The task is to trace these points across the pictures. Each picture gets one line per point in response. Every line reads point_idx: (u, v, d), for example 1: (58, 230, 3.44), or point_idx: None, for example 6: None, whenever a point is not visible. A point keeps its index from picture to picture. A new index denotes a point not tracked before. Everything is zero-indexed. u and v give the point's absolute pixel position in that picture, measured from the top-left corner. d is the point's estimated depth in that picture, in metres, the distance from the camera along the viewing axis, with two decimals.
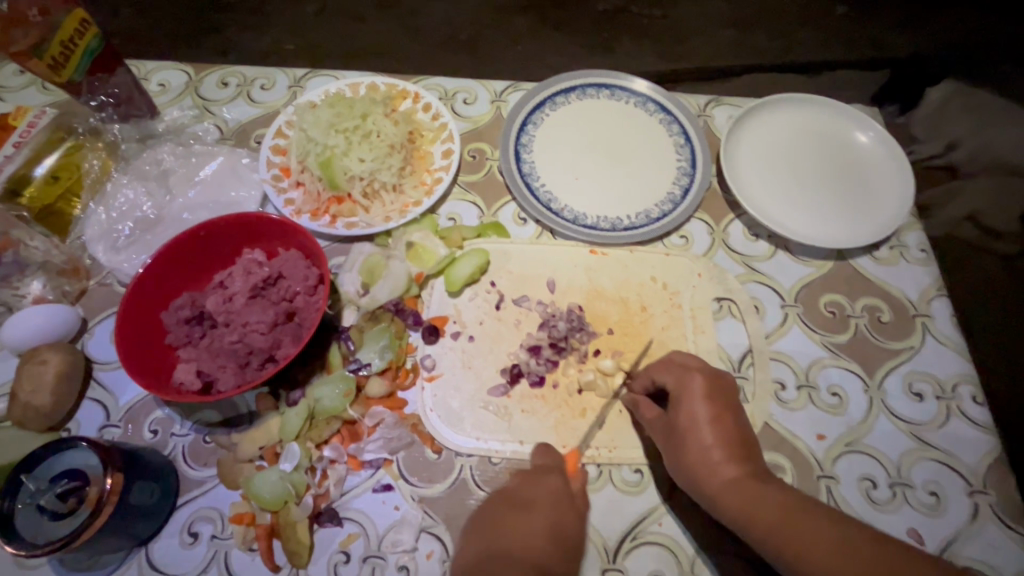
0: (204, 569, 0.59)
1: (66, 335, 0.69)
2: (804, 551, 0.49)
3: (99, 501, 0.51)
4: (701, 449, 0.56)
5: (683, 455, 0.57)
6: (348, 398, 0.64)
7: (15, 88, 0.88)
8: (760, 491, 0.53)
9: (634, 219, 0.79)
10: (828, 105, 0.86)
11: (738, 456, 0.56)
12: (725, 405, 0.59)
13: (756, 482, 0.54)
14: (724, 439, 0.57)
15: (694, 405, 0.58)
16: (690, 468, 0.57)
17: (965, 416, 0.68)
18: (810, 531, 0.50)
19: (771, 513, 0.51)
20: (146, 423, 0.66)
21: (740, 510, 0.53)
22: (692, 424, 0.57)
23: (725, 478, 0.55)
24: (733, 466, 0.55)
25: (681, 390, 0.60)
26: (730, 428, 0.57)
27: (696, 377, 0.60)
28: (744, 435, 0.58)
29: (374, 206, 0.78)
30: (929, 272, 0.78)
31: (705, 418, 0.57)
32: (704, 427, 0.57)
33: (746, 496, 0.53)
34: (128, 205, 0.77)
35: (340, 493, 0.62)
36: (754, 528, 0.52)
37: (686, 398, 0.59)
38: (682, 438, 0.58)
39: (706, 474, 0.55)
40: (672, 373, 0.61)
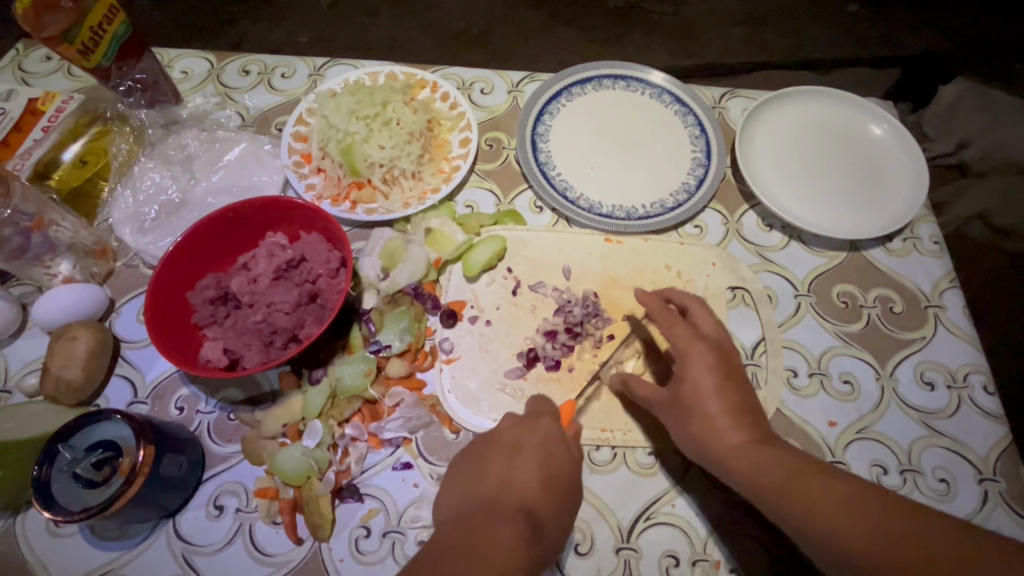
0: (230, 541, 0.60)
1: (95, 313, 0.71)
2: (809, 511, 0.49)
3: (132, 471, 0.53)
4: (707, 418, 0.56)
5: (690, 426, 0.57)
6: (369, 378, 0.65)
7: (43, 73, 0.89)
8: (767, 454, 0.53)
9: (649, 208, 0.80)
10: (844, 97, 0.86)
11: (744, 424, 0.56)
12: (726, 375, 0.58)
13: (762, 448, 0.54)
14: (728, 409, 0.56)
15: (698, 374, 0.57)
16: (699, 438, 0.56)
17: (976, 405, 0.69)
18: (815, 491, 0.50)
19: (777, 479, 0.52)
20: (172, 400, 0.68)
21: (749, 475, 0.53)
22: (696, 397, 0.57)
23: (732, 445, 0.55)
24: (739, 433, 0.55)
25: (681, 361, 0.59)
26: (735, 397, 0.57)
27: (699, 347, 0.59)
28: (752, 403, 0.58)
29: (393, 192, 0.79)
30: (941, 264, 0.79)
31: (709, 386, 0.57)
32: (708, 398, 0.57)
33: (755, 461, 0.53)
34: (154, 188, 0.79)
35: (361, 470, 0.64)
36: (763, 492, 0.52)
37: (688, 369, 0.58)
38: (688, 412, 0.57)
39: (713, 443, 0.56)
40: (676, 341, 0.61)
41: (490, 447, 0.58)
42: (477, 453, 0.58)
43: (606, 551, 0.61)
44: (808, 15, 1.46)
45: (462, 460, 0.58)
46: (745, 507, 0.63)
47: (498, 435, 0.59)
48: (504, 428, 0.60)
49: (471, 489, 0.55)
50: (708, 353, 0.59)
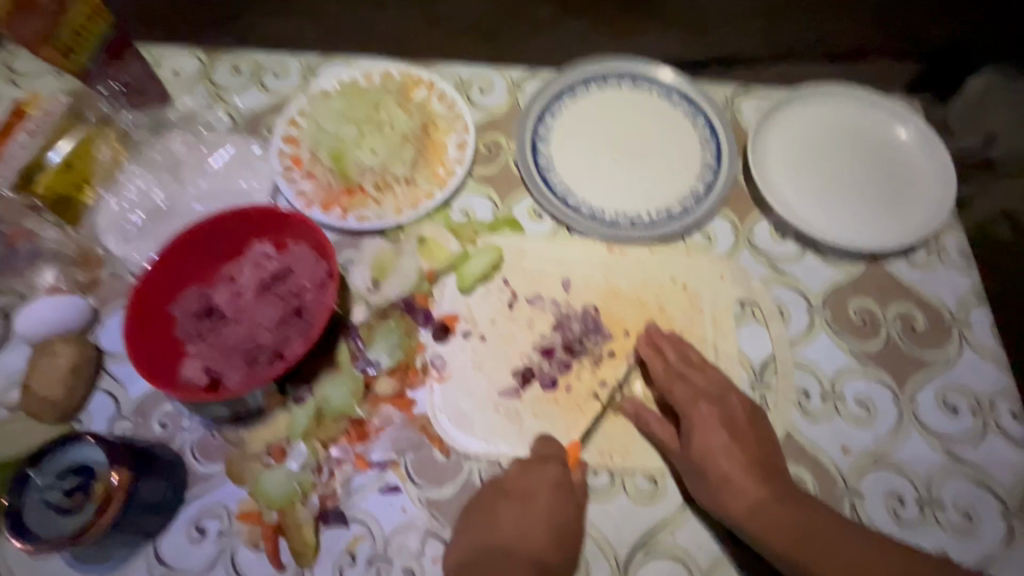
0: (212, 566, 0.58)
1: (79, 326, 0.68)
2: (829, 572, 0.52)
3: (107, 497, 0.51)
4: (722, 477, 0.57)
5: (704, 484, 0.58)
6: (357, 397, 0.63)
7: (32, 74, 0.87)
8: (790, 515, 0.55)
9: (654, 216, 0.76)
10: (868, 98, 0.81)
11: (760, 480, 0.57)
12: (736, 434, 0.59)
13: (780, 508, 0.56)
14: (742, 469, 0.57)
15: (708, 434, 0.59)
16: (714, 497, 0.57)
17: (1003, 432, 0.65)
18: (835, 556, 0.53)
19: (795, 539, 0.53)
20: (155, 417, 0.65)
21: (773, 539, 0.54)
22: (708, 457, 0.58)
23: (751, 504, 0.56)
24: (755, 494, 0.56)
25: (687, 419, 0.61)
26: (747, 455, 0.58)
27: (704, 407, 0.61)
28: (763, 457, 0.59)
29: (386, 198, 0.75)
30: (967, 278, 0.74)
31: (719, 446, 0.58)
32: (720, 458, 0.58)
33: (774, 524, 0.55)
34: (139, 195, 0.77)
35: (347, 493, 0.61)
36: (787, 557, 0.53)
37: (697, 427, 0.60)
38: (705, 473, 0.58)
39: (733, 505, 0.56)
40: (679, 402, 0.62)
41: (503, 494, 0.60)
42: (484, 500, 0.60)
43: None
44: None
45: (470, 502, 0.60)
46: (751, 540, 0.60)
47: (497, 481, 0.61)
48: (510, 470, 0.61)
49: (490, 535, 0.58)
50: (712, 411, 0.60)
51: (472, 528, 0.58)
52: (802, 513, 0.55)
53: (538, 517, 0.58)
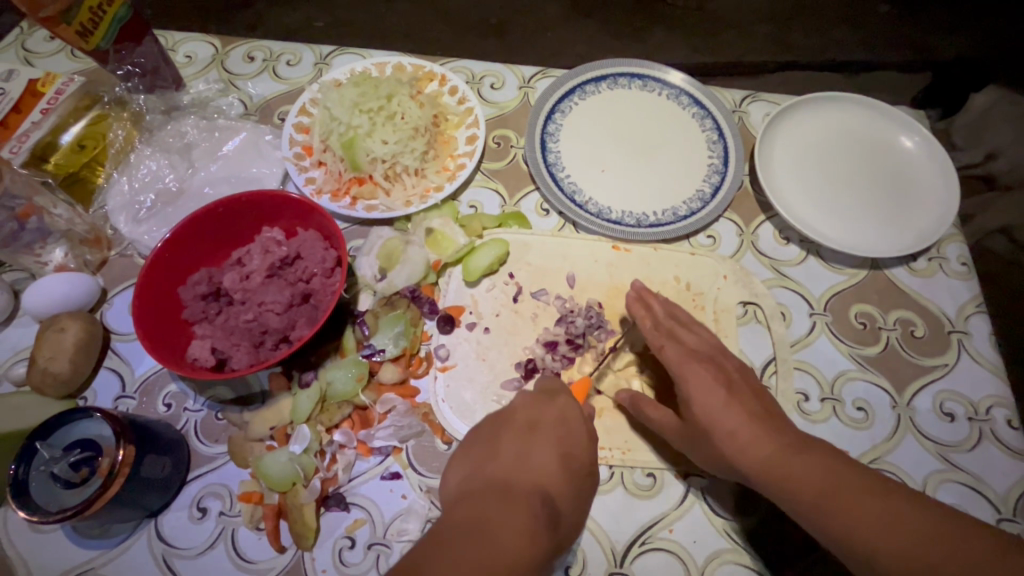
0: (212, 544, 0.59)
1: (86, 304, 0.69)
2: (853, 516, 0.48)
3: (111, 471, 0.52)
4: (728, 434, 0.55)
5: (711, 445, 0.57)
6: (361, 383, 0.63)
7: (46, 54, 0.88)
8: (800, 460, 0.52)
9: (660, 216, 0.77)
10: (874, 106, 0.82)
11: (765, 432, 0.55)
12: (730, 389, 0.58)
13: (791, 455, 0.53)
14: (746, 423, 0.56)
15: (707, 395, 0.58)
16: (725, 455, 0.56)
17: (998, 439, 0.65)
18: (855, 502, 0.49)
19: (811, 485, 0.51)
20: (160, 396, 0.66)
21: (789, 487, 0.51)
22: (709, 415, 0.57)
23: (764, 455, 0.53)
24: (767, 444, 0.54)
25: (681, 386, 0.60)
26: (748, 407, 0.57)
27: (698, 366, 0.60)
28: (766, 411, 0.58)
29: (395, 189, 0.77)
30: (968, 287, 0.74)
31: (718, 403, 0.57)
32: (719, 418, 0.56)
33: (790, 471, 0.52)
34: (150, 176, 0.77)
35: (348, 478, 0.62)
36: (807, 507, 0.50)
37: (695, 389, 0.59)
38: (710, 431, 0.57)
39: (746, 461, 0.54)
40: (670, 362, 0.62)
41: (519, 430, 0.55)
42: (514, 440, 0.54)
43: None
44: (833, 16, 1.43)
45: (484, 439, 0.56)
46: (744, 536, 0.60)
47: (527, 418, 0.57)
48: (530, 406, 0.58)
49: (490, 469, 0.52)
50: (705, 371, 0.60)
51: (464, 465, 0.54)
52: (815, 454, 0.52)
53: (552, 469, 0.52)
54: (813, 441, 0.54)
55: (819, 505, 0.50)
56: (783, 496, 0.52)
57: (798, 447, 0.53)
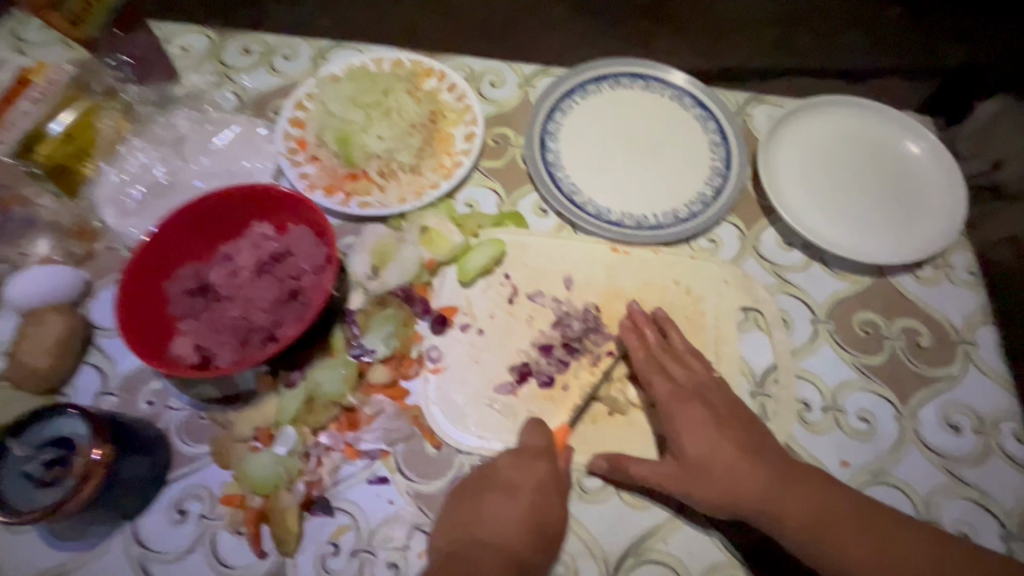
0: (191, 548, 0.57)
1: (69, 297, 0.67)
2: (845, 553, 0.52)
3: (84, 474, 0.49)
4: (727, 473, 0.55)
5: (711, 486, 0.55)
6: (349, 384, 0.61)
7: (39, 43, 0.86)
8: (797, 496, 0.54)
9: (660, 218, 0.75)
10: (880, 111, 0.80)
11: (760, 466, 0.55)
12: (720, 424, 0.58)
13: (788, 489, 0.54)
14: (741, 456, 0.56)
15: (699, 434, 0.57)
16: (727, 493, 0.55)
17: (1005, 454, 0.63)
18: (848, 536, 0.52)
19: (807, 522, 0.53)
20: (143, 394, 0.64)
21: (786, 524, 0.53)
22: (706, 456, 0.56)
23: (759, 490, 0.54)
24: (763, 480, 0.55)
25: (670, 421, 0.59)
26: (742, 441, 0.57)
27: (687, 405, 0.59)
28: (754, 442, 0.58)
29: (390, 186, 0.75)
30: (974, 296, 0.73)
31: (711, 443, 0.57)
32: (714, 453, 0.56)
33: (789, 509, 0.53)
34: (139, 169, 0.76)
35: (334, 482, 0.60)
36: (805, 542, 0.53)
37: (685, 430, 0.58)
38: (709, 471, 0.55)
39: (744, 496, 0.54)
40: (661, 400, 0.60)
41: (480, 488, 0.57)
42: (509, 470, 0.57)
43: None
44: None
45: (483, 469, 0.59)
46: (742, 549, 0.58)
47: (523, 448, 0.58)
48: (524, 435, 0.59)
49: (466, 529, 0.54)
50: (694, 408, 0.59)
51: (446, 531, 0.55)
52: (811, 487, 0.54)
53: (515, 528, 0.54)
54: (805, 469, 0.56)
55: (817, 540, 0.52)
56: (783, 530, 0.53)
57: (793, 480, 0.55)
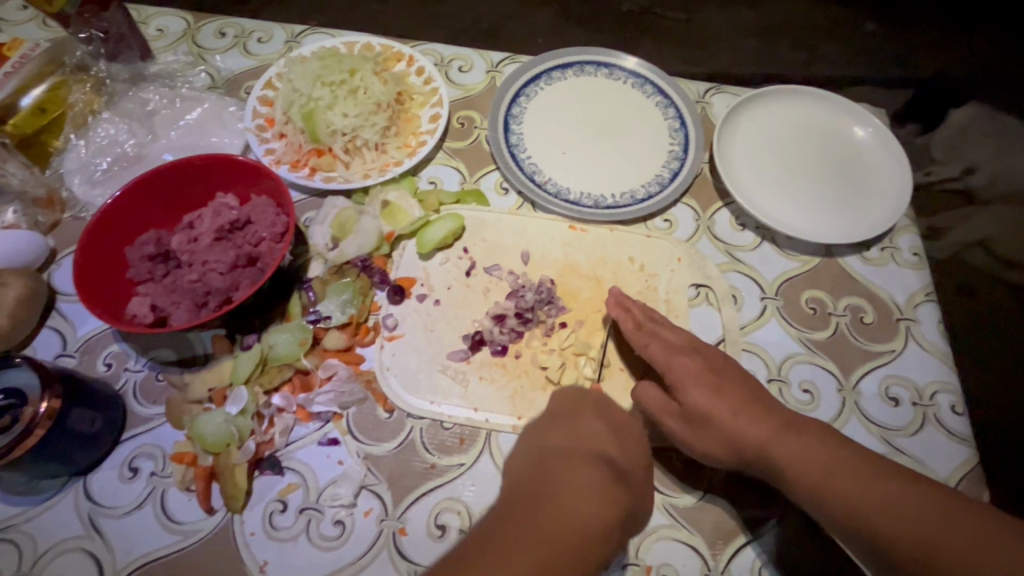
0: (140, 504, 0.58)
1: (32, 262, 0.69)
2: (854, 502, 0.50)
3: (32, 421, 0.51)
4: (725, 423, 0.56)
5: (708, 435, 0.57)
6: (304, 347, 0.63)
7: (17, 22, 0.88)
8: (802, 444, 0.54)
9: (618, 198, 0.77)
10: (830, 98, 0.83)
11: (761, 417, 0.56)
12: (719, 378, 0.60)
13: (790, 436, 0.55)
14: (742, 405, 0.57)
15: (698, 387, 0.58)
16: (725, 442, 0.56)
17: (942, 424, 0.65)
18: (855, 483, 0.51)
19: (809, 470, 0.52)
20: (101, 356, 0.65)
21: (788, 471, 0.53)
22: (705, 406, 0.57)
23: (761, 439, 0.55)
24: (763, 427, 0.55)
25: (671, 376, 0.60)
26: (743, 394, 0.58)
27: (684, 360, 0.61)
28: (757, 394, 0.59)
29: (354, 162, 0.77)
30: (919, 276, 0.75)
31: (712, 396, 0.58)
32: (715, 405, 0.57)
33: (790, 451, 0.54)
34: (108, 140, 0.77)
35: (286, 442, 0.61)
36: (806, 490, 0.52)
37: (684, 383, 0.59)
38: (705, 423, 0.57)
39: (746, 443, 0.55)
40: (656, 361, 0.61)
41: (547, 415, 0.58)
42: (558, 425, 0.56)
43: None
44: (814, 32, 1.47)
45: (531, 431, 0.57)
46: (682, 512, 0.60)
47: (559, 410, 0.58)
48: (562, 399, 0.60)
49: (543, 442, 0.55)
50: (695, 364, 0.61)
51: (522, 452, 0.55)
52: (813, 437, 0.54)
53: (592, 434, 0.55)
54: (813, 424, 0.56)
55: (815, 488, 0.52)
56: (784, 476, 0.54)
57: (795, 430, 0.55)
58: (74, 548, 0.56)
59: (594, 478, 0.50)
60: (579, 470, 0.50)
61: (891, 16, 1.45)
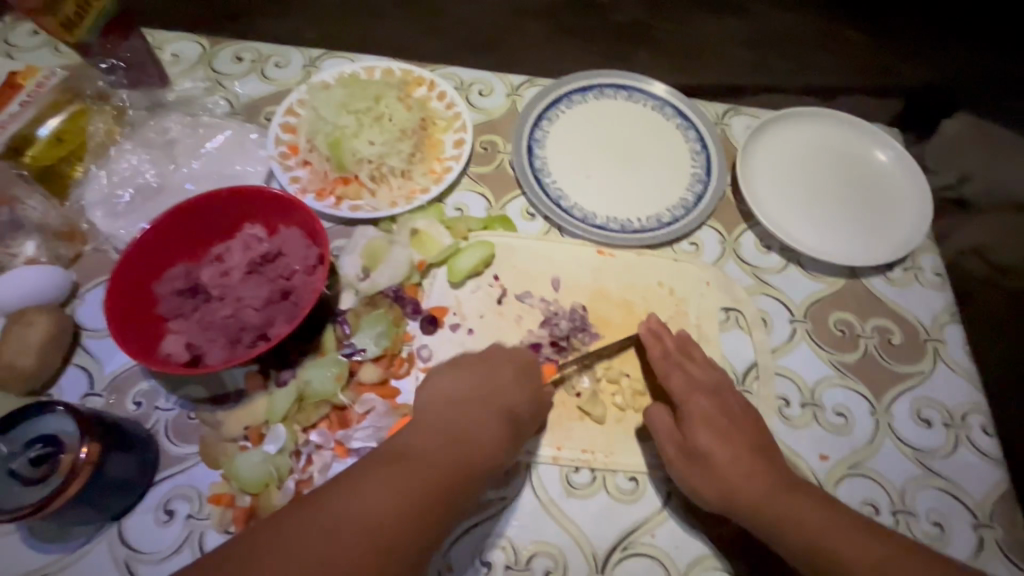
0: (178, 549, 0.56)
1: (55, 299, 0.67)
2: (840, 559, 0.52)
3: (72, 468, 0.49)
4: (723, 466, 0.57)
5: (707, 479, 0.57)
6: (340, 382, 0.62)
7: (28, 48, 0.86)
8: (801, 505, 0.55)
9: (644, 222, 0.78)
10: (849, 121, 0.84)
11: (761, 468, 0.57)
12: (731, 422, 0.60)
13: (788, 494, 0.56)
14: (746, 454, 0.58)
15: (698, 429, 0.59)
16: (721, 489, 0.57)
17: (973, 445, 0.66)
18: (848, 542, 0.53)
19: (805, 525, 0.54)
20: (130, 395, 0.64)
21: (781, 527, 0.54)
22: (709, 447, 0.58)
23: (758, 491, 0.56)
24: (762, 480, 0.56)
25: (684, 410, 0.61)
26: (744, 441, 0.59)
27: (698, 399, 0.61)
28: (762, 444, 0.60)
29: (381, 190, 0.76)
30: (942, 297, 0.76)
31: (718, 440, 0.58)
32: (719, 448, 0.58)
33: (784, 509, 0.55)
34: (130, 170, 0.76)
35: (325, 479, 0.59)
36: (805, 552, 0.53)
37: (692, 419, 0.60)
38: (704, 463, 0.58)
39: (743, 495, 0.56)
40: (676, 393, 0.62)
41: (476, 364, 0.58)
42: (461, 373, 0.57)
43: None
44: (812, 44, 1.49)
45: (442, 378, 0.57)
46: (727, 544, 0.60)
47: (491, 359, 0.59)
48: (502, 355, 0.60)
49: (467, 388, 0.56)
50: (706, 404, 0.61)
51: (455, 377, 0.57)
52: (805, 495, 0.56)
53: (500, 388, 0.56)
54: (804, 483, 0.57)
55: (812, 546, 0.53)
56: (776, 529, 0.55)
57: (793, 487, 0.56)
58: None
59: (493, 425, 0.54)
60: (486, 420, 0.54)
61: (885, 28, 1.49)
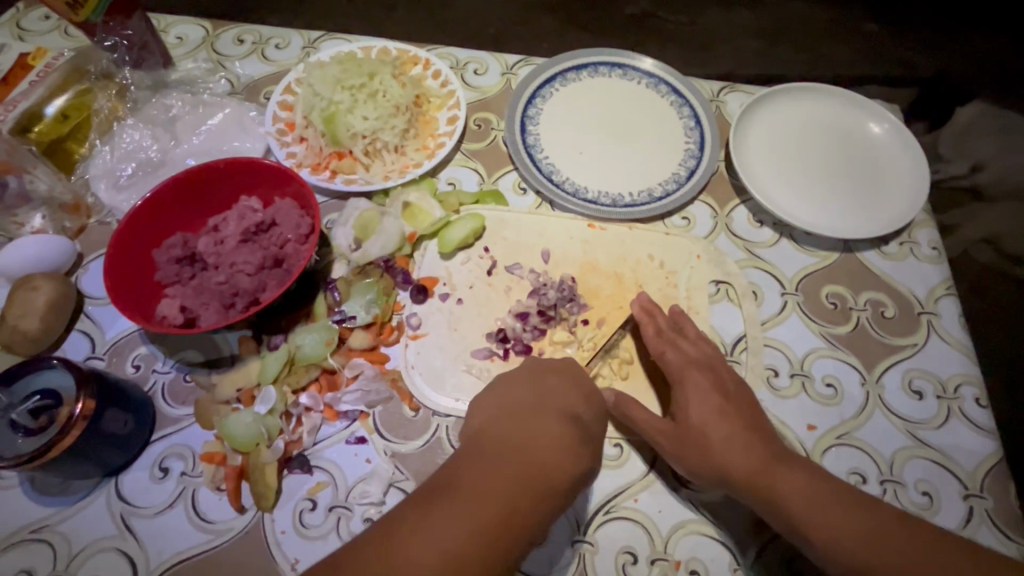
0: (172, 504, 0.58)
1: (60, 267, 0.69)
2: (831, 532, 0.51)
3: (68, 420, 0.51)
4: (716, 444, 0.57)
5: (697, 457, 0.57)
6: (329, 347, 0.63)
7: (40, 32, 0.90)
8: (792, 476, 0.54)
9: (635, 197, 0.78)
10: (846, 95, 0.83)
11: (756, 443, 0.56)
12: (726, 398, 0.60)
13: (784, 468, 0.55)
14: (739, 432, 0.57)
15: (692, 407, 0.59)
16: (714, 464, 0.56)
17: (966, 417, 0.65)
18: (843, 516, 0.51)
19: (797, 499, 0.53)
20: (129, 358, 0.66)
21: (775, 501, 0.54)
22: (704, 424, 0.58)
23: (751, 467, 0.55)
24: (756, 455, 0.55)
25: (679, 386, 0.61)
26: (739, 418, 0.58)
27: (695, 375, 0.61)
28: (757, 420, 0.59)
29: (374, 164, 0.78)
30: (938, 271, 0.75)
31: (711, 415, 0.58)
32: (712, 423, 0.58)
33: (777, 484, 0.54)
34: (133, 145, 0.78)
35: (313, 441, 0.62)
36: (803, 526, 0.52)
37: (685, 395, 0.60)
38: (695, 441, 0.57)
39: (735, 470, 0.55)
40: (672, 369, 0.62)
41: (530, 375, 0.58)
42: (528, 386, 0.56)
43: (561, 544, 0.58)
44: (819, 33, 1.47)
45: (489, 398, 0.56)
46: (712, 510, 0.60)
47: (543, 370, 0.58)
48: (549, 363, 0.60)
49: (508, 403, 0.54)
50: (702, 380, 0.61)
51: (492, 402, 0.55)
52: (800, 470, 0.55)
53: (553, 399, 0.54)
54: (797, 457, 0.56)
55: (805, 520, 0.52)
56: (770, 505, 0.54)
57: (789, 462, 0.55)
58: (106, 548, 0.56)
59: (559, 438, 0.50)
60: (541, 429, 0.50)
61: (895, 16, 1.46)
